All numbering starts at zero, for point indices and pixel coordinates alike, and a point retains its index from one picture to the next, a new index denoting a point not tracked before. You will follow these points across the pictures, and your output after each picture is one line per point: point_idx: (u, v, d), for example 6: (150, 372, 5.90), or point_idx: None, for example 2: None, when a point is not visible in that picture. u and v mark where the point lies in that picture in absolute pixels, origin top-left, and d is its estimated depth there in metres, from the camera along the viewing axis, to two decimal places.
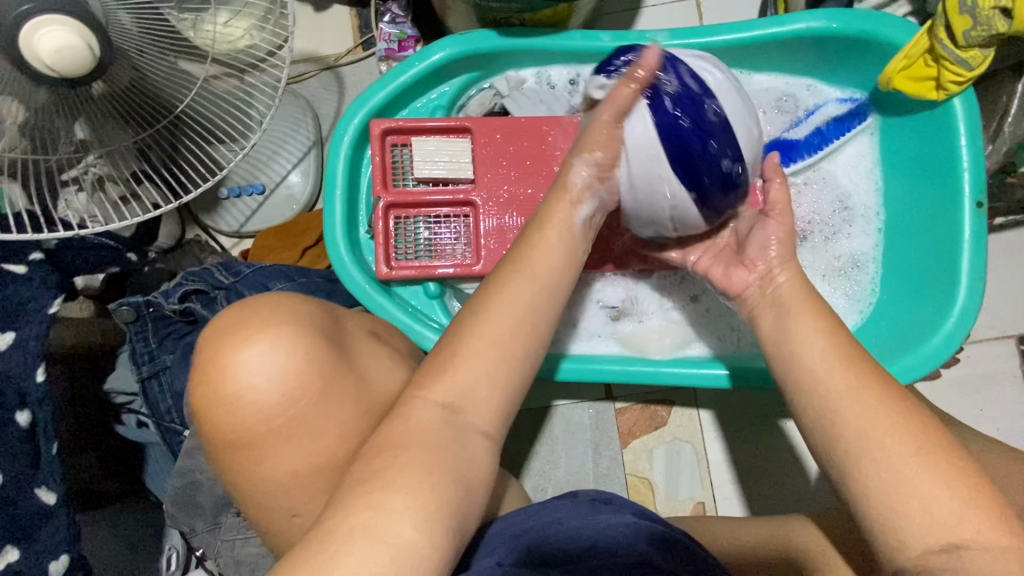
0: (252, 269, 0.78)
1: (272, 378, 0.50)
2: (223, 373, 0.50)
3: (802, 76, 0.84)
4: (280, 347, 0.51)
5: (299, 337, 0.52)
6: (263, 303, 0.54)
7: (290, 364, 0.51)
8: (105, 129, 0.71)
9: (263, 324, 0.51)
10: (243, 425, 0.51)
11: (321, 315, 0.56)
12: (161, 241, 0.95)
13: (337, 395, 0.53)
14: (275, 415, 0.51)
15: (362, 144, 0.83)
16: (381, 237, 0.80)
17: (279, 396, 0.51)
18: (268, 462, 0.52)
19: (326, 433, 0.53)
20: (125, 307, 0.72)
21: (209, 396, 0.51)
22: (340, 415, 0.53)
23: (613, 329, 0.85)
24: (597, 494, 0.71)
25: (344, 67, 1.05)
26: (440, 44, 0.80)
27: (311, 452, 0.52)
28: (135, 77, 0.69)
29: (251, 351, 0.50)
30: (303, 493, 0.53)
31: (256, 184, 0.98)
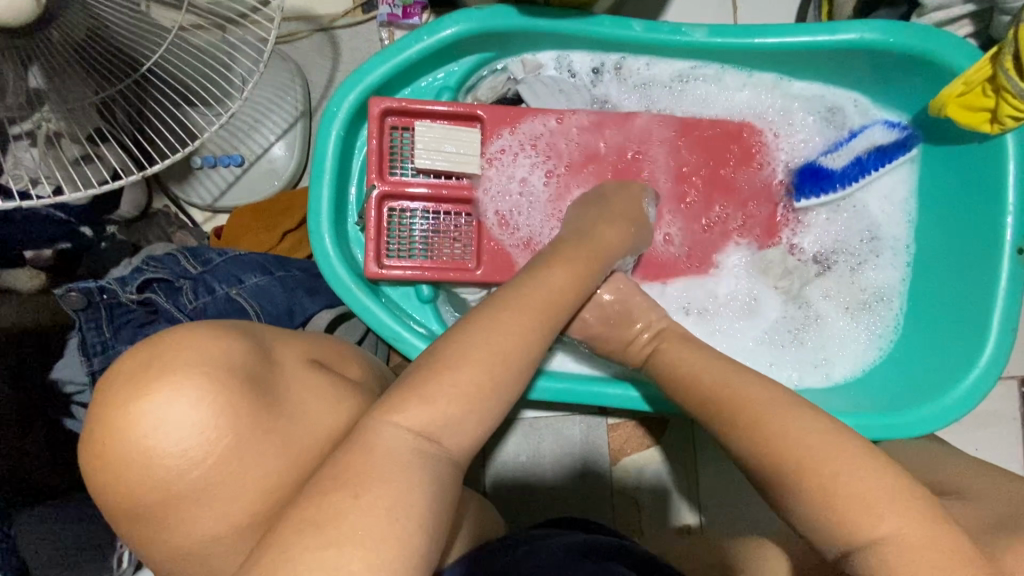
0: (224, 259, 0.70)
1: (183, 438, 0.41)
2: (121, 433, 0.40)
3: (847, 90, 0.79)
4: (187, 399, 0.42)
5: (215, 386, 0.43)
6: (169, 343, 0.44)
7: (202, 420, 0.42)
8: (63, 81, 0.60)
9: (165, 373, 0.42)
10: (135, 495, 0.41)
11: (244, 354, 0.47)
12: (124, 211, 0.85)
13: (259, 444, 0.45)
14: (175, 480, 0.41)
15: (358, 123, 0.74)
16: (373, 232, 0.72)
17: (187, 457, 0.42)
18: (175, 530, 0.44)
19: (245, 491, 0.44)
20: (74, 293, 0.62)
21: (103, 464, 0.41)
22: (267, 463, 0.45)
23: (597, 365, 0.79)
24: (580, 521, 0.72)
25: (340, 30, 0.95)
26: (453, 17, 0.71)
27: (227, 516, 0.44)
28: (94, 25, 0.59)
29: (153, 407, 0.40)
30: (223, 559, 0.45)
31: (235, 155, 0.88)
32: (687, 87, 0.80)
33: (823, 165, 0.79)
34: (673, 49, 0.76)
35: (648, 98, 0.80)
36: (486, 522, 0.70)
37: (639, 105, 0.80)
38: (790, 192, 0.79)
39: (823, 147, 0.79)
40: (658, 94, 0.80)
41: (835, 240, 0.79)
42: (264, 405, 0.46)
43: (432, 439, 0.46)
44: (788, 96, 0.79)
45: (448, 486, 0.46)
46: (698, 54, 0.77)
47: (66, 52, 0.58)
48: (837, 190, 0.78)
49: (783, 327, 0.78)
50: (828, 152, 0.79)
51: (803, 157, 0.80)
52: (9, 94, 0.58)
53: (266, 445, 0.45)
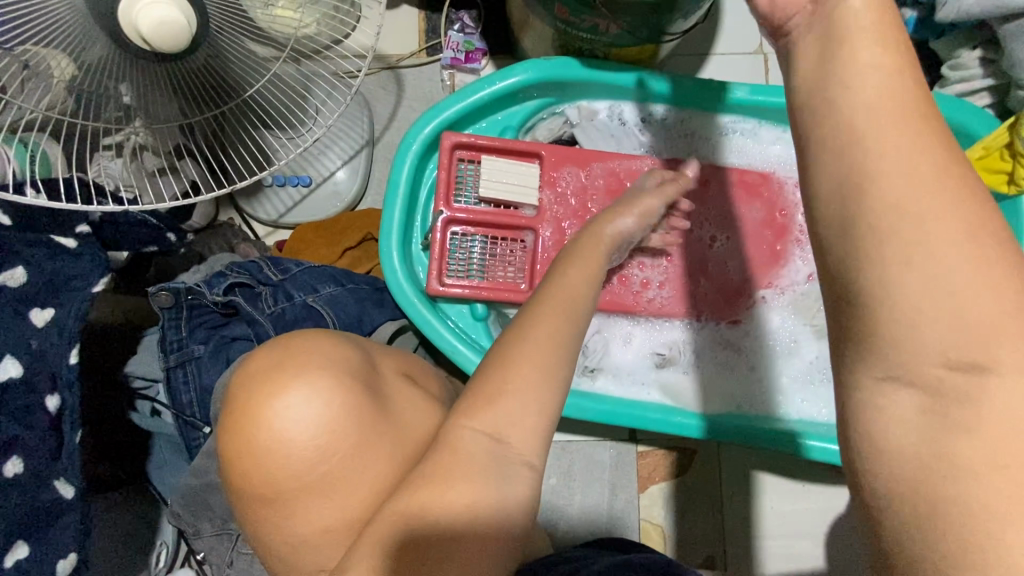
0: (301, 268, 0.75)
1: (305, 433, 0.48)
2: (260, 421, 0.47)
3: None
4: (320, 396, 0.49)
5: (342, 387, 0.50)
6: (301, 345, 0.52)
7: (323, 418, 0.48)
8: (153, 99, 0.65)
9: (292, 374, 0.49)
10: (269, 482, 0.48)
11: (357, 361, 0.53)
12: (195, 221, 0.91)
13: (370, 449, 0.50)
14: (307, 471, 0.48)
15: (429, 154, 0.80)
16: (436, 252, 0.78)
17: (310, 450, 0.48)
18: (295, 518, 0.49)
19: (358, 490, 0.50)
20: (165, 292, 0.67)
21: (240, 449, 0.47)
22: (378, 465, 0.51)
23: (656, 376, 0.83)
24: (621, 541, 0.75)
25: (405, 69, 1.03)
26: (522, 66, 0.79)
27: (341, 507, 0.49)
28: (210, 57, 0.65)
29: (290, 402, 0.48)
30: (330, 551, 0.50)
31: (303, 176, 0.95)
32: (727, 138, 0.87)
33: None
34: (716, 104, 0.84)
35: (693, 145, 0.87)
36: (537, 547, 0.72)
37: (685, 152, 0.87)
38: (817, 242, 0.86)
39: None
40: (700, 142, 0.87)
41: None
42: (376, 410, 0.52)
43: (502, 440, 0.48)
44: None
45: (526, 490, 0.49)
46: (737, 109, 0.85)
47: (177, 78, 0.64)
48: None
49: (818, 368, 0.83)
50: None
51: None
52: (109, 105, 0.64)
53: (377, 448, 0.51)
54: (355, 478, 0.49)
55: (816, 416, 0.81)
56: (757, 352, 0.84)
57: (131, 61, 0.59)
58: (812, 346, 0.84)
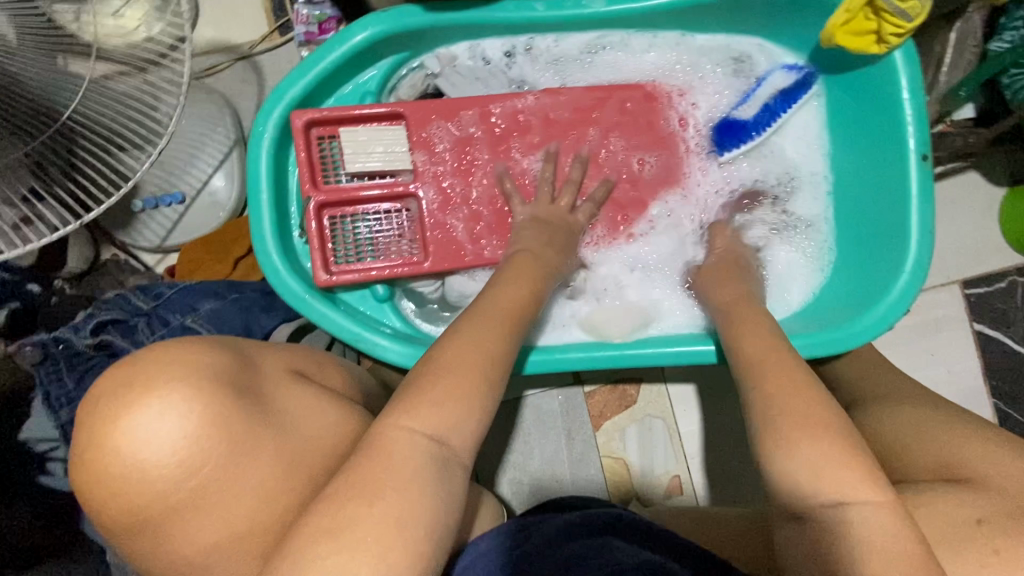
0: (176, 290, 0.71)
1: (171, 449, 0.43)
2: (110, 447, 0.41)
3: (751, 39, 0.83)
4: (176, 410, 0.43)
5: (199, 397, 0.44)
6: (151, 360, 0.45)
7: (188, 431, 0.43)
8: None
9: (147, 386, 0.43)
10: (134, 507, 0.42)
11: (225, 364, 0.48)
12: (72, 266, 0.84)
13: (251, 450, 0.46)
14: (174, 489, 0.43)
15: (287, 139, 0.75)
16: (317, 242, 0.73)
17: (175, 467, 0.43)
18: (176, 539, 0.44)
19: (243, 499, 0.46)
20: (30, 347, 0.65)
21: (94, 479, 0.42)
22: (260, 470, 0.46)
23: (573, 314, 0.81)
24: (576, 501, 0.72)
25: (260, 56, 0.96)
26: (361, 22, 0.73)
27: (227, 521, 0.45)
28: (8, 82, 0.60)
29: (141, 420, 0.42)
30: (228, 568, 0.46)
31: (174, 193, 0.89)
32: (597, 57, 0.83)
33: (737, 118, 0.81)
34: (578, 22, 0.79)
35: (562, 71, 0.83)
36: (493, 516, 0.70)
37: (554, 80, 0.84)
38: (711, 149, 0.83)
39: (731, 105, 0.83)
40: (570, 67, 0.83)
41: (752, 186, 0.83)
42: (250, 412, 0.47)
43: (444, 442, 0.48)
44: (695, 50, 0.83)
45: (422, 468, 0.46)
46: (602, 24, 0.80)
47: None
48: (753, 139, 0.81)
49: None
50: (738, 107, 0.82)
51: (716, 117, 0.83)
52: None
53: (259, 450, 0.47)
54: (235, 488, 0.45)
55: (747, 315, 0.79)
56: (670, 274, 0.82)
57: None
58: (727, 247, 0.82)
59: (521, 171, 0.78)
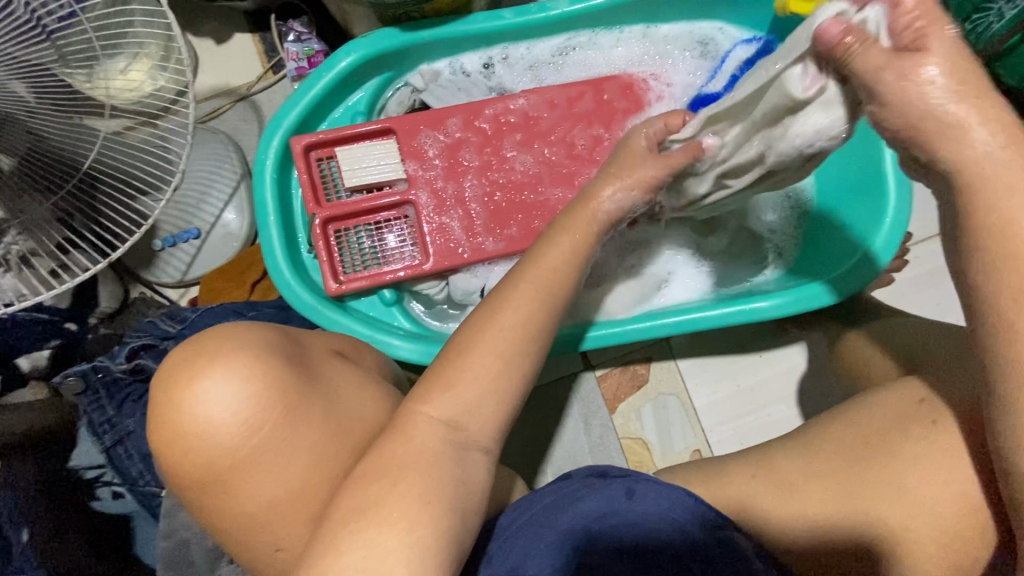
0: (199, 313, 0.76)
1: (241, 411, 0.48)
2: (184, 404, 0.46)
3: (711, 21, 0.87)
4: (238, 374, 0.47)
5: (257, 365, 0.48)
6: (215, 334, 0.50)
7: (253, 396, 0.48)
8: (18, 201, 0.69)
9: (213, 354, 0.48)
10: (205, 461, 0.47)
11: (280, 339, 0.53)
12: (105, 306, 0.90)
13: (305, 418, 0.50)
14: (239, 445, 0.47)
15: (288, 165, 0.81)
16: (324, 254, 0.78)
17: (242, 426, 0.47)
18: (240, 493, 0.49)
19: (298, 462, 0.50)
20: (72, 378, 0.70)
21: (169, 436, 0.47)
22: (311, 434, 0.50)
23: (606, 302, 0.83)
24: (591, 469, 0.64)
25: (257, 95, 1.03)
26: (344, 50, 0.79)
27: (284, 478, 0.49)
28: (33, 141, 0.66)
29: (208, 383, 0.47)
30: (285, 524, 0.50)
31: (190, 229, 0.95)
32: (567, 57, 0.88)
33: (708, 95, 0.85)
34: (544, 25, 0.84)
35: (537, 74, 0.88)
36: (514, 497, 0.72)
37: (533, 82, 0.88)
38: None
39: (703, 81, 0.87)
40: (544, 69, 0.88)
41: None
42: (302, 381, 0.51)
43: (462, 428, 0.51)
44: (660, 38, 0.87)
45: (436, 448, 0.50)
46: (568, 25, 0.85)
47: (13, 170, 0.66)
48: None
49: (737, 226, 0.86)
50: (708, 82, 0.87)
51: (689, 96, 0.87)
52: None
53: (311, 418, 0.51)
54: (288, 448, 0.49)
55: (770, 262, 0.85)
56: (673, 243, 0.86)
57: None
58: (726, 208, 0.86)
59: (507, 167, 0.82)
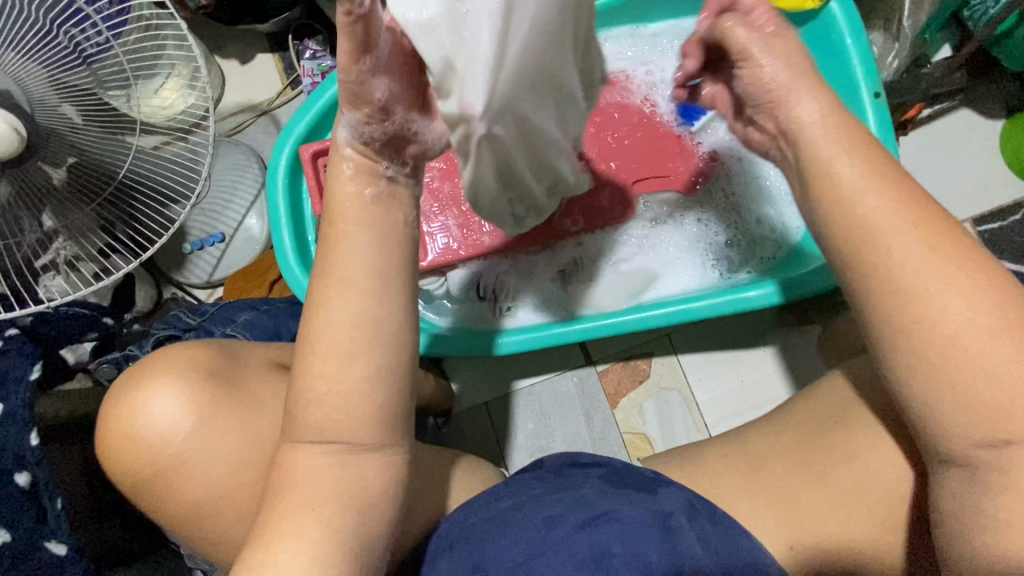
0: (218, 307, 0.82)
1: (170, 424, 0.52)
2: (121, 418, 0.52)
3: (700, 16, 0.88)
4: (163, 393, 0.52)
5: (182, 384, 0.52)
6: (155, 358, 0.55)
7: (180, 409, 0.52)
8: (64, 210, 0.75)
9: (145, 378, 0.53)
10: (133, 471, 0.52)
11: (212, 357, 0.56)
12: (140, 305, 1.00)
13: (223, 431, 0.53)
14: (160, 456, 0.51)
15: (298, 171, 0.87)
16: (330, 252, 0.84)
17: (167, 439, 0.52)
18: (169, 499, 0.53)
19: (218, 469, 0.53)
20: (106, 364, 0.77)
21: (107, 445, 0.52)
22: (229, 446, 0.53)
23: (568, 293, 0.87)
24: (562, 458, 0.71)
25: (278, 110, 1.11)
26: (348, 63, 0.85)
27: (207, 487, 0.53)
28: (76, 155, 0.73)
29: (137, 401, 0.52)
30: (218, 526, 0.54)
31: (216, 233, 1.03)
32: None
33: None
34: None
35: None
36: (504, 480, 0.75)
37: None
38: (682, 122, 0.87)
39: None
40: None
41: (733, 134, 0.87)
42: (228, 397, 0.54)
43: (364, 429, 0.48)
44: (649, 39, 0.90)
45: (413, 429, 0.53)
46: None
47: (57, 179, 0.72)
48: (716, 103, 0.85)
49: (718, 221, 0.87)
50: None
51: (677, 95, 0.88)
52: (27, 226, 0.73)
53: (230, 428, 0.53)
54: (204, 460, 0.52)
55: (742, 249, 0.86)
56: (660, 235, 0.87)
57: (23, 189, 0.70)
58: (703, 203, 0.87)
59: None
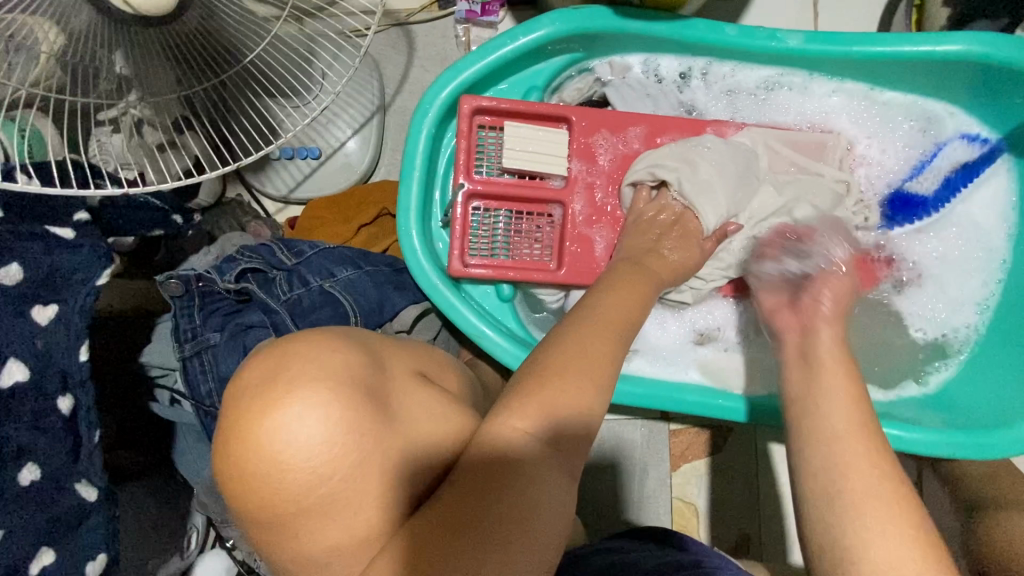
0: (317, 250, 0.70)
1: (317, 453, 0.39)
2: (258, 439, 0.38)
3: (945, 103, 0.76)
4: (318, 412, 0.39)
5: (341, 402, 0.40)
6: (297, 350, 0.42)
7: (328, 436, 0.39)
8: (153, 68, 0.55)
9: (288, 385, 0.39)
10: (267, 506, 0.39)
11: (359, 364, 0.44)
12: (202, 199, 0.85)
13: (381, 460, 0.42)
14: (305, 492, 0.39)
15: (446, 120, 0.74)
16: (458, 229, 0.72)
17: (318, 471, 0.39)
18: (301, 543, 0.41)
19: (365, 508, 0.41)
20: (174, 280, 0.63)
21: (240, 471, 0.38)
22: (387, 479, 0.42)
23: (694, 354, 0.78)
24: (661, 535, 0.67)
25: (415, 25, 0.94)
26: (547, 17, 0.70)
27: (351, 529, 0.41)
28: (202, 18, 0.54)
29: (283, 420, 0.38)
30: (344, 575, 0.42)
31: (311, 148, 0.89)
32: (772, 95, 0.77)
33: (912, 192, 0.77)
34: (764, 55, 0.74)
35: (733, 103, 0.78)
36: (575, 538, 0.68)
37: (726, 112, 0.78)
38: (882, 220, 0.78)
39: (905, 174, 0.77)
40: (742, 101, 0.78)
41: (924, 252, 0.78)
42: (383, 420, 0.43)
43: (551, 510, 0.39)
44: (880, 106, 0.77)
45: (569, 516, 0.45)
46: (787, 60, 0.75)
47: (164, 41, 0.53)
48: (929, 216, 0.77)
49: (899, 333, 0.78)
50: (913, 178, 0.77)
51: (888, 186, 0.78)
52: (100, 78, 0.54)
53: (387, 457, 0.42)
54: (356, 499, 0.41)
55: (890, 359, 0.76)
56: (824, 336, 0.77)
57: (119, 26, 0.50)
58: (875, 313, 0.78)
59: None
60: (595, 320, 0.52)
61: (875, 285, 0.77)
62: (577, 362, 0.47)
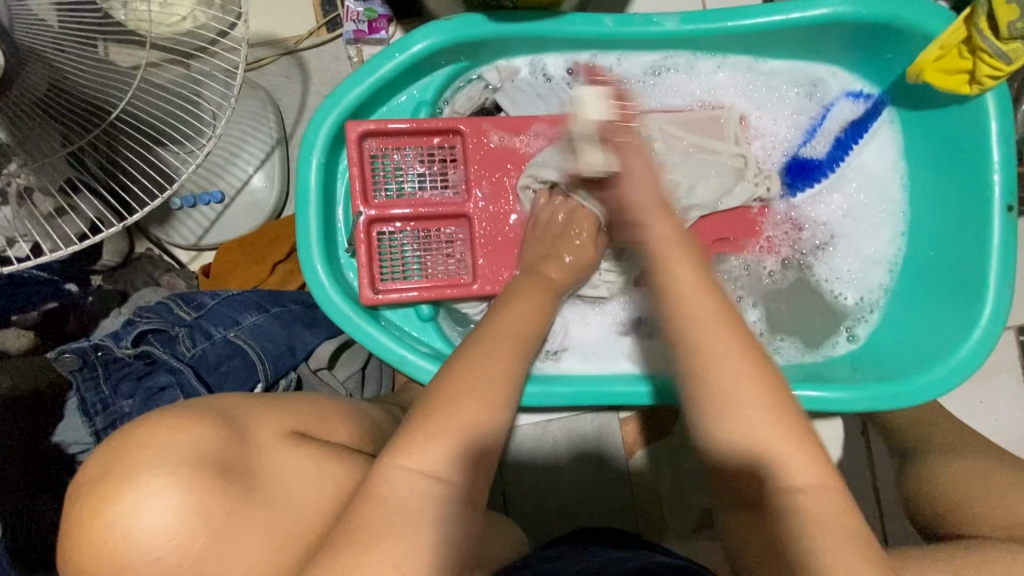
0: (218, 300, 0.69)
1: (166, 540, 0.38)
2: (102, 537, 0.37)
3: (827, 64, 0.78)
4: (161, 498, 0.38)
5: (188, 483, 0.39)
6: (143, 438, 0.40)
7: (178, 520, 0.38)
8: (29, 135, 0.49)
9: (131, 474, 0.38)
10: None
11: (216, 437, 0.43)
12: (106, 259, 0.82)
13: (240, 533, 0.42)
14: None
15: (337, 147, 0.73)
16: (364, 256, 0.71)
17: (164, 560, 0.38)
18: None
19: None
20: (69, 355, 0.61)
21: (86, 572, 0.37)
22: (250, 549, 0.42)
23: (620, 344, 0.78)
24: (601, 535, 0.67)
25: (306, 52, 0.92)
26: (421, 32, 0.69)
27: None
28: (65, 76, 0.49)
29: (121, 513, 0.37)
30: None
31: (213, 191, 0.86)
32: (660, 78, 0.78)
33: (807, 157, 0.79)
34: (645, 40, 0.74)
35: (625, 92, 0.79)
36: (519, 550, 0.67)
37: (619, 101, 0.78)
38: (784, 187, 0.79)
39: (799, 138, 0.79)
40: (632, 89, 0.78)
41: (828, 212, 0.79)
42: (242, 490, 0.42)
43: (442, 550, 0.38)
44: (765, 76, 0.78)
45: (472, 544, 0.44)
46: (668, 43, 0.75)
47: (31, 107, 0.48)
48: (827, 178, 0.78)
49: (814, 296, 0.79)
50: (808, 140, 0.79)
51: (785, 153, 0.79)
52: None
53: (247, 530, 0.42)
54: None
55: (807, 320, 0.78)
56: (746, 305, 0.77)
57: None
58: (785, 280, 0.79)
59: None
60: (487, 337, 0.52)
61: (782, 251, 0.78)
62: (464, 386, 0.46)
